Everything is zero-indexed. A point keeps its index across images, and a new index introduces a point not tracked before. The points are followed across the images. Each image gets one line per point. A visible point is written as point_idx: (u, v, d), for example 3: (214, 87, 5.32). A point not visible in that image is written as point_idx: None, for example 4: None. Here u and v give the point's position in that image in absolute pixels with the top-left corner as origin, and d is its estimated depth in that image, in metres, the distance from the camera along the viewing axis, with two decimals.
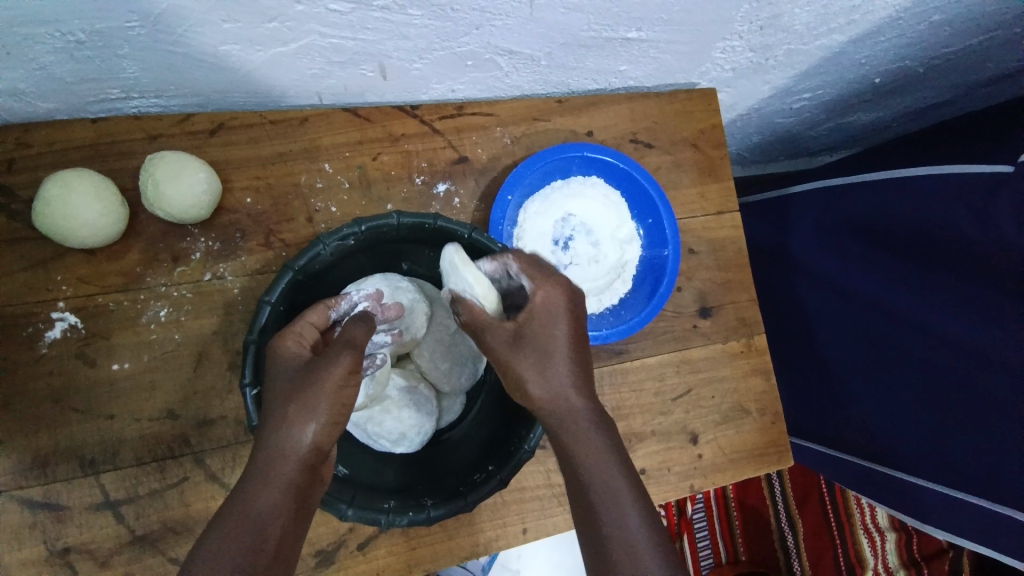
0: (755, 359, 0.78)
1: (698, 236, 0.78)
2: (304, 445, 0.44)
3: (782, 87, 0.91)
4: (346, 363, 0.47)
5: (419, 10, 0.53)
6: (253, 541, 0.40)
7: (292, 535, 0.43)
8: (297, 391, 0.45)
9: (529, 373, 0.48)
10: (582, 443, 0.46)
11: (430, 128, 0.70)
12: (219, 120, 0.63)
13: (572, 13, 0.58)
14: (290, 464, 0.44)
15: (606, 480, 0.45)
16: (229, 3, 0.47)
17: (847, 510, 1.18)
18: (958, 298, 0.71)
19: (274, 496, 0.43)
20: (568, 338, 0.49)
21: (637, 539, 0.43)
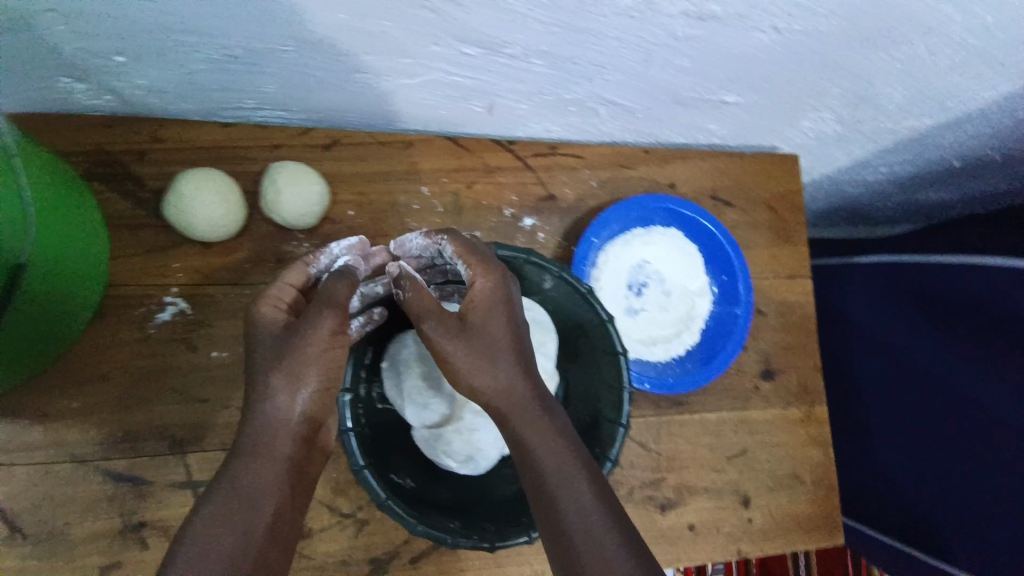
0: (814, 429, 0.77)
1: (768, 297, 0.79)
2: (295, 416, 0.47)
3: (862, 159, 0.91)
4: (330, 324, 0.48)
5: (541, 60, 0.57)
6: (247, 519, 0.43)
7: (288, 509, 0.46)
8: (280, 359, 0.47)
9: (471, 366, 0.50)
10: (531, 432, 0.49)
11: (523, 163, 0.73)
12: (334, 136, 0.68)
13: (682, 74, 0.61)
14: (283, 438, 0.46)
15: (556, 467, 0.48)
16: (375, 40, 0.51)
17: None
18: None
19: (270, 471, 0.45)
20: (508, 326, 0.51)
21: (591, 529, 0.45)
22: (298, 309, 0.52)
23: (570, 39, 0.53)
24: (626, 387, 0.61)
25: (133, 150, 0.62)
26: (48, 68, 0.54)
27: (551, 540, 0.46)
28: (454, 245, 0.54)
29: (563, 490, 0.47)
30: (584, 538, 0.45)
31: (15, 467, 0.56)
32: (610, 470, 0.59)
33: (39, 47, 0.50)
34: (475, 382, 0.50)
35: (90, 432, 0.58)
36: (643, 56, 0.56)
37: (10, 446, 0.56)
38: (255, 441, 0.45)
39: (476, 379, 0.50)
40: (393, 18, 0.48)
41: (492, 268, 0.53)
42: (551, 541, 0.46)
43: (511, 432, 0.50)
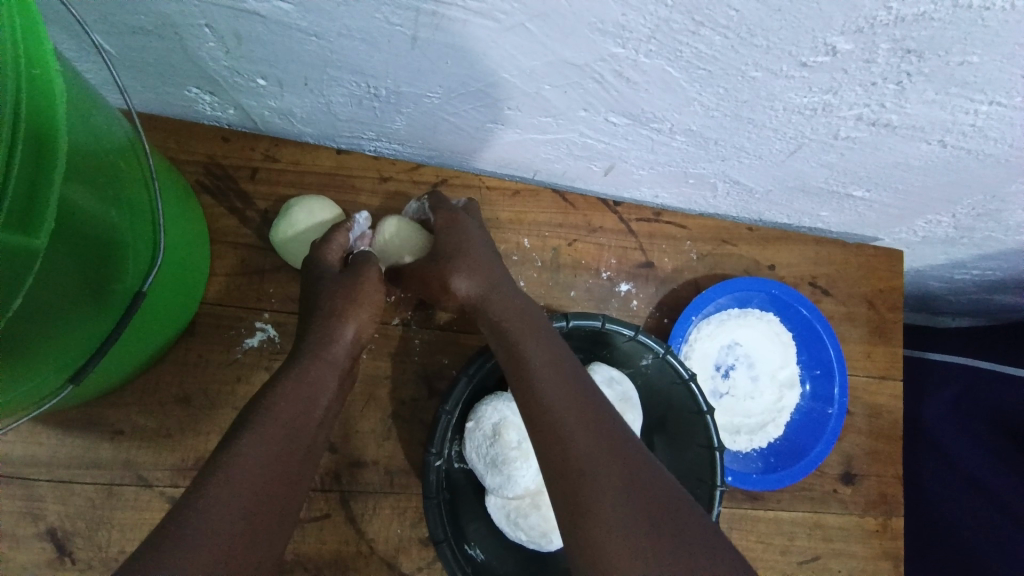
0: (889, 543, 0.73)
1: (856, 396, 0.76)
2: (346, 338, 0.51)
3: (959, 261, 0.88)
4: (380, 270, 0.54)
5: (683, 136, 0.55)
6: (306, 404, 0.48)
7: (332, 406, 0.51)
8: (346, 288, 0.52)
9: (461, 268, 0.54)
10: (546, 377, 0.47)
11: (626, 227, 0.71)
12: (443, 175, 0.66)
13: (821, 167, 0.58)
14: (342, 349, 0.51)
15: (568, 407, 0.45)
16: (526, 98, 0.50)
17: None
18: None
19: (332, 374, 0.51)
20: (483, 236, 0.57)
21: (580, 417, 0.45)
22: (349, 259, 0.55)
23: (726, 123, 0.51)
24: (722, 484, 0.57)
25: (246, 167, 0.61)
26: (184, 78, 0.52)
27: (539, 435, 0.45)
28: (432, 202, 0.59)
29: (573, 423, 0.44)
30: (568, 422, 0.44)
31: (81, 483, 0.54)
32: None
33: (186, 60, 0.49)
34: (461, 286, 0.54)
35: (161, 454, 0.55)
36: (790, 148, 0.55)
37: (76, 461, 0.54)
38: (300, 376, 0.48)
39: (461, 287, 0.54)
40: (556, 83, 0.47)
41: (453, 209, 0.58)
42: (539, 435, 0.45)
43: (521, 377, 0.48)
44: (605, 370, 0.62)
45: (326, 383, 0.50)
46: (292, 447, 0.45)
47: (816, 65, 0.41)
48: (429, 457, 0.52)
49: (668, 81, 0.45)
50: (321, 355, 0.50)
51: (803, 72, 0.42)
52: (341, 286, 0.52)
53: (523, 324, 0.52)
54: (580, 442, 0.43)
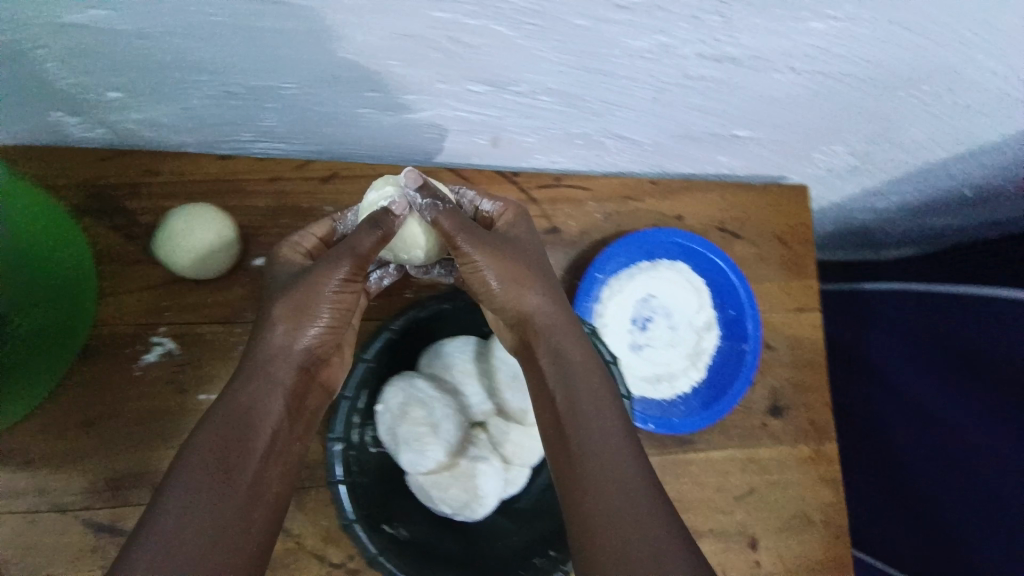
0: (825, 467, 0.75)
1: (776, 331, 0.78)
2: (297, 349, 0.49)
3: (872, 188, 0.89)
4: (343, 270, 0.49)
5: (548, 96, 0.55)
6: (242, 433, 0.45)
7: (286, 429, 0.49)
8: (298, 296, 0.49)
9: (522, 278, 0.53)
10: (576, 389, 0.51)
11: (526, 196, 0.72)
12: (334, 168, 0.66)
13: (694, 112, 0.59)
14: (286, 366, 0.49)
15: (583, 417, 0.50)
16: (379, 78, 0.51)
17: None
18: None
19: (277, 394, 0.48)
20: (540, 254, 0.57)
21: (605, 457, 0.47)
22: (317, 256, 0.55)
23: (583, 78, 0.52)
24: None
25: (128, 184, 0.61)
26: (36, 101, 0.52)
27: (566, 467, 0.48)
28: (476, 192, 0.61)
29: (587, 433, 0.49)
30: (597, 461, 0.47)
31: None
32: None
33: (29, 82, 0.49)
34: (495, 282, 0.53)
35: (71, 481, 0.55)
36: (653, 95, 0.55)
37: None
38: (230, 398, 0.46)
39: (533, 305, 0.54)
40: (401, 58, 0.48)
41: (516, 208, 0.60)
42: (567, 466, 0.48)
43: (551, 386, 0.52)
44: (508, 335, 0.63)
45: (272, 407, 0.48)
46: (225, 486, 0.43)
47: (633, 6, 0.42)
48: (330, 446, 0.52)
49: (504, 40, 0.45)
50: (261, 366, 0.48)
51: (626, 14, 0.43)
52: (296, 298, 0.49)
53: (563, 335, 0.54)
54: (605, 481, 0.46)
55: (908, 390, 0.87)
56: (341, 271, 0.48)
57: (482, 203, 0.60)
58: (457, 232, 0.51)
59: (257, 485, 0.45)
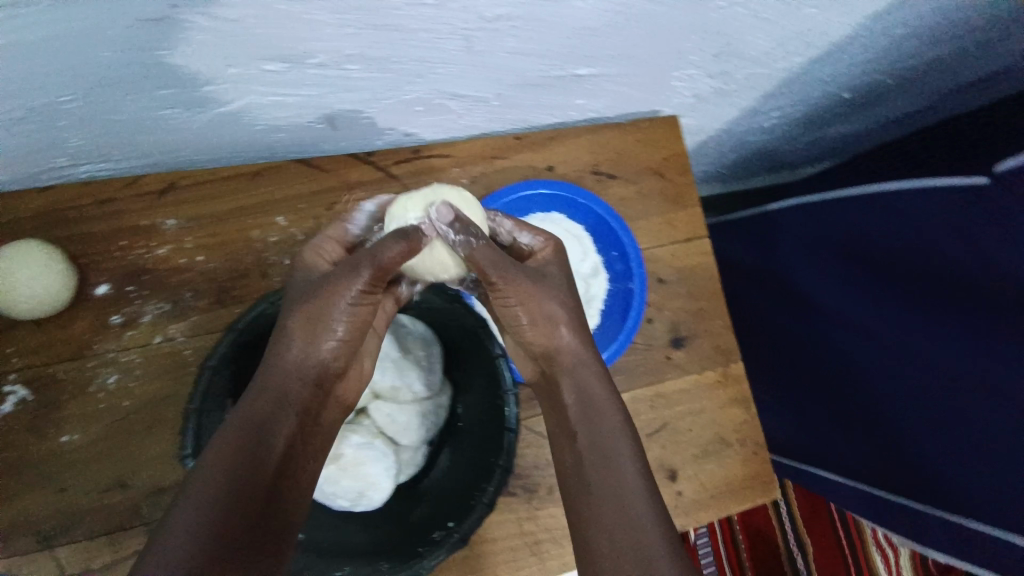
0: (733, 388, 0.76)
1: (668, 265, 0.78)
2: (313, 364, 0.50)
3: (752, 108, 0.88)
4: (361, 281, 0.49)
5: (355, 64, 0.51)
6: (256, 448, 0.44)
7: (294, 443, 0.48)
8: (313, 304, 0.49)
9: (546, 305, 0.54)
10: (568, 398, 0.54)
11: (385, 173, 0.69)
12: (170, 179, 0.63)
13: (516, 56, 0.57)
14: (297, 381, 0.49)
15: (575, 422, 0.53)
16: (160, 72, 0.48)
17: (862, 545, 1.28)
18: (951, 316, 0.70)
19: (286, 411, 0.48)
20: (568, 290, 0.57)
21: (608, 477, 0.49)
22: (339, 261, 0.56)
23: (379, 38, 0.48)
24: (512, 388, 0.58)
25: None
26: None
27: (575, 484, 0.51)
28: (514, 222, 0.61)
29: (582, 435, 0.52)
30: (602, 480, 0.49)
31: None
32: (502, 479, 0.56)
33: None
34: (523, 316, 0.55)
35: None
36: (463, 44, 0.53)
37: None
38: (239, 416, 0.45)
39: (559, 333, 0.55)
40: (169, 47, 0.45)
41: (556, 239, 0.61)
42: (575, 484, 0.51)
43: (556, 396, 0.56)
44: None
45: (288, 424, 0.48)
46: (240, 493, 0.41)
47: None
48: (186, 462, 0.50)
49: (265, 9, 0.43)
50: (279, 385, 0.48)
51: None
52: (309, 312, 0.50)
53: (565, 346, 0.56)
54: (608, 500, 0.48)
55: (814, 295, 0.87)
56: (361, 280, 0.48)
57: (520, 235, 0.61)
58: (492, 266, 0.52)
59: (274, 495, 0.44)
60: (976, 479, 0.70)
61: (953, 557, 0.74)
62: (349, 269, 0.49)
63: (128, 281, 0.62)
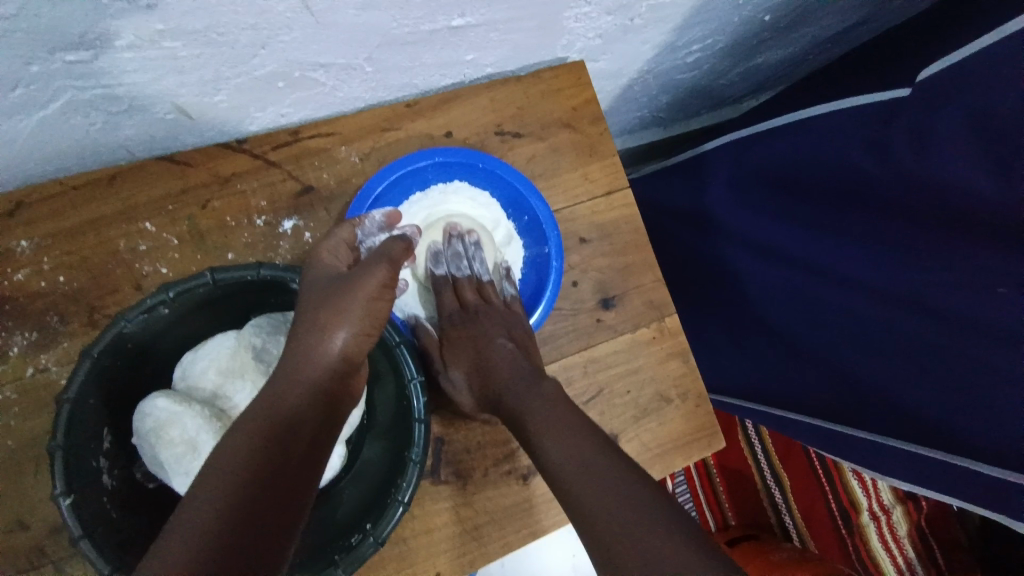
0: (669, 343, 0.73)
1: (587, 223, 0.74)
2: (336, 352, 0.51)
3: (671, 44, 0.81)
4: (381, 275, 0.55)
5: (176, 40, 0.45)
6: (285, 431, 0.46)
7: (320, 430, 0.49)
8: (332, 298, 0.52)
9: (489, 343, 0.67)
10: (558, 459, 0.50)
11: (264, 161, 0.65)
12: (15, 197, 0.59)
13: (367, 12, 0.49)
14: (321, 369, 0.51)
15: (578, 478, 0.47)
16: None
17: (841, 478, 1.25)
18: (893, 236, 0.66)
19: (302, 396, 0.49)
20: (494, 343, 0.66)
21: (576, 456, 0.49)
22: (356, 264, 0.59)
23: (188, 7, 0.42)
24: (416, 376, 0.54)
25: None
26: None
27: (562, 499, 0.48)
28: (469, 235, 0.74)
29: (591, 491, 0.46)
30: (575, 474, 0.48)
31: None
32: (417, 474, 0.52)
33: None
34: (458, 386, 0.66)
35: None
36: (298, 4, 0.45)
37: None
38: (257, 402, 0.48)
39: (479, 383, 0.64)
40: None
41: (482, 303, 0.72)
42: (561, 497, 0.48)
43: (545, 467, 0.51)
44: (263, 318, 0.59)
45: (314, 422, 0.49)
46: (268, 471, 0.43)
47: None
48: (57, 504, 0.44)
49: None
50: (297, 373, 0.50)
51: None
52: (329, 302, 0.52)
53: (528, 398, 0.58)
54: (587, 484, 0.46)
55: (750, 232, 0.83)
56: (380, 275, 0.54)
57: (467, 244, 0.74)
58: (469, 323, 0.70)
59: (292, 487, 0.44)
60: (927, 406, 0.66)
61: (911, 484, 0.71)
62: (366, 269, 0.55)
63: None
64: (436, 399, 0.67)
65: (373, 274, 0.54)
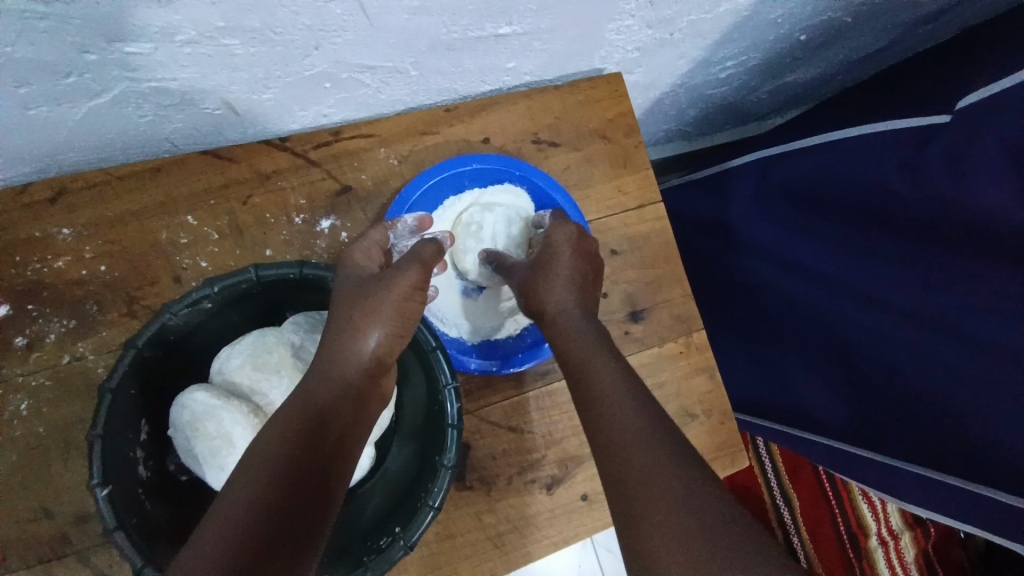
0: (696, 358, 0.73)
1: (619, 234, 0.74)
2: (367, 351, 0.52)
3: (706, 59, 0.81)
4: (413, 276, 0.56)
5: (233, 38, 0.45)
6: (317, 425, 0.46)
7: (354, 422, 0.49)
8: (364, 296, 0.54)
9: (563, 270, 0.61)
10: (641, 492, 0.42)
11: (304, 159, 0.65)
12: (58, 184, 0.59)
13: (419, 17, 0.49)
14: (352, 369, 0.51)
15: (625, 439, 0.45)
16: (16, 68, 0.41)
17: (851, 500, 1.24)
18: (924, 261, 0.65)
19: (336, 388, 0.49)
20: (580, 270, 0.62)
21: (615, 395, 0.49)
22: (387, 265, 0.60)
23: (246, 5, 0.42)
24: (450, 382, 0.54)
25: None
26: None
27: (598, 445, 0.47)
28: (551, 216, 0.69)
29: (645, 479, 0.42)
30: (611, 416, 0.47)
31: None
32: (449, 479, 0.52)
33: None
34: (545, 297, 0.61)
35: None
36: (354, 6, 0.45)
37: None
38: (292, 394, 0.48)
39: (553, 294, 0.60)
40: (10, 39, 0.39)
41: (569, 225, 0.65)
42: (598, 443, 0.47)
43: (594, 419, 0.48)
44: (299, 317, 0.59)
45: (346, 419, 0.49)
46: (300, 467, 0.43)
47: None
48: (95, 495, 0.44)
49: None
50: (331, 369, 0.50)
51: None
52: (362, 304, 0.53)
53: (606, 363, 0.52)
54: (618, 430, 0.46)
55: (778, 250, 0.83)
56: (413, 276, 0.56)
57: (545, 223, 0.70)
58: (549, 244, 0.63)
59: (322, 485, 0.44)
60: (956, 433, 0.65)
61: (929, 512, 0.70)
62: (398, 270, 0.56)
63: (28, 299, 0.59)
64: (466, 405, 0.67)
65: (404, 275, 0.56)
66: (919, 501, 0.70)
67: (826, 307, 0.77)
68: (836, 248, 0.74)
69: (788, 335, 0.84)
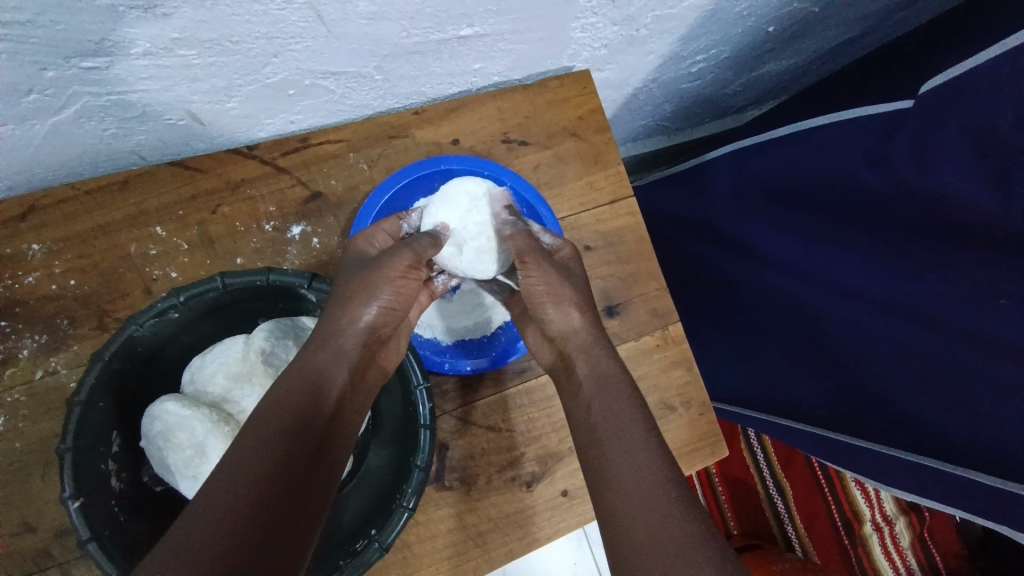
0: (673, 351, 0.73)
1: (592, 230, 0.75)
2: (360, 322, 0.52)
3: (676, 54, 0.81)
4: (408, 259, 0.57)
5: (190, 49, 0.46)
6: (311, 400, 0.46)
7: (348, 395, 0.50)
8: (361, 275, 0.54)
9: (564, 292, 0.58)
10: (626, 500, 0.45)
11: (273, 167, 0.66)
12: (27, 202, 0.59)
13: (378, 22, 0.49)
14: (349, 335, 0.52)
15: (621, 457, 0.47)
16: None
17: (844, 488, 1.24)
18: (895, 247, 0.66)
19: (333, 357, 0.50)
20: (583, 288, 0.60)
21: (604, 412, 0.51)
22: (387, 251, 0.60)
23: (202, 16, 0.42)
24: (423, 383, 0.54)
25: None
26: None
27: (589, 464, 0.50)
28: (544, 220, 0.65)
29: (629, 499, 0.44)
30: (609, 435, 0.49)
31: None
32: (421, 478, 0.52)
33: None
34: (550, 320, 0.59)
35: None
36: (310, 14, 0.45)
37: None
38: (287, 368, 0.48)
39: (566, 319, 0.58)
40: None
41: (575, 240, 0.64)
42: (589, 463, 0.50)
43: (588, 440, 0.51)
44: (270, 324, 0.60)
45: (337, 392, 0.48)
46: (295, 448, 0.42)
47: None
48: (67, 508, 0.44)
49: None
50: (328, 340, 0.50)
51: None
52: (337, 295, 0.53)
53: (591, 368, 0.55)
54: (612, 449, 0.48)
55: (753, 240, 0.83)
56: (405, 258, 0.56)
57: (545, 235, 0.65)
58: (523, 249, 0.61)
59: (314, 482, 0.42)
60: (932, 415, 0.66)
61: (915, 495, 0.70)
62: (392, 254, 0.56)
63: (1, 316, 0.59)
64: (444, 405, 0.67)
65: (399, 256, 0.56)
66: (905, 485, 0.71)
67: (802, 295, 0.77)
68: (808, 235, 0.75)
69: (767, 326, 0.85)
